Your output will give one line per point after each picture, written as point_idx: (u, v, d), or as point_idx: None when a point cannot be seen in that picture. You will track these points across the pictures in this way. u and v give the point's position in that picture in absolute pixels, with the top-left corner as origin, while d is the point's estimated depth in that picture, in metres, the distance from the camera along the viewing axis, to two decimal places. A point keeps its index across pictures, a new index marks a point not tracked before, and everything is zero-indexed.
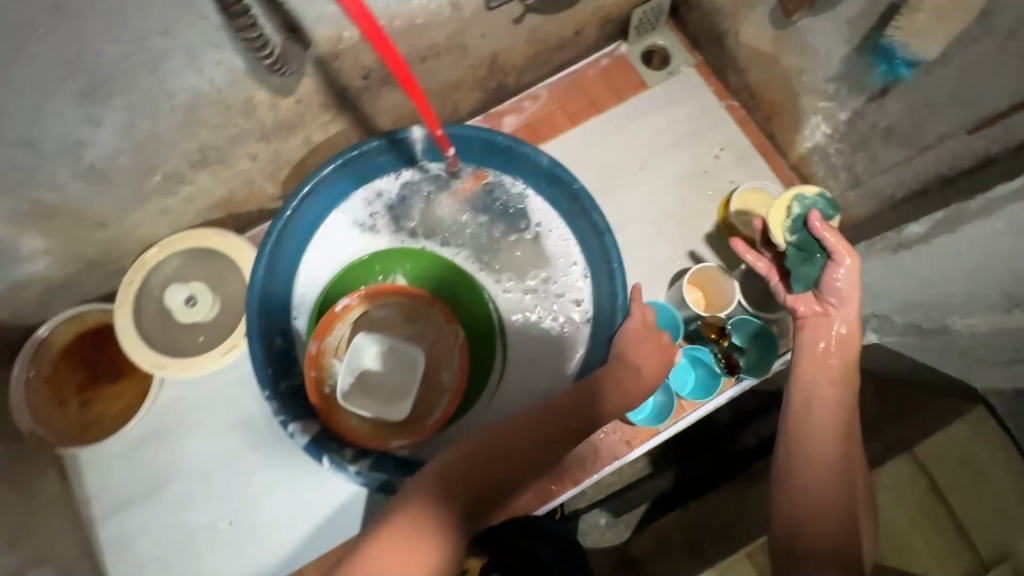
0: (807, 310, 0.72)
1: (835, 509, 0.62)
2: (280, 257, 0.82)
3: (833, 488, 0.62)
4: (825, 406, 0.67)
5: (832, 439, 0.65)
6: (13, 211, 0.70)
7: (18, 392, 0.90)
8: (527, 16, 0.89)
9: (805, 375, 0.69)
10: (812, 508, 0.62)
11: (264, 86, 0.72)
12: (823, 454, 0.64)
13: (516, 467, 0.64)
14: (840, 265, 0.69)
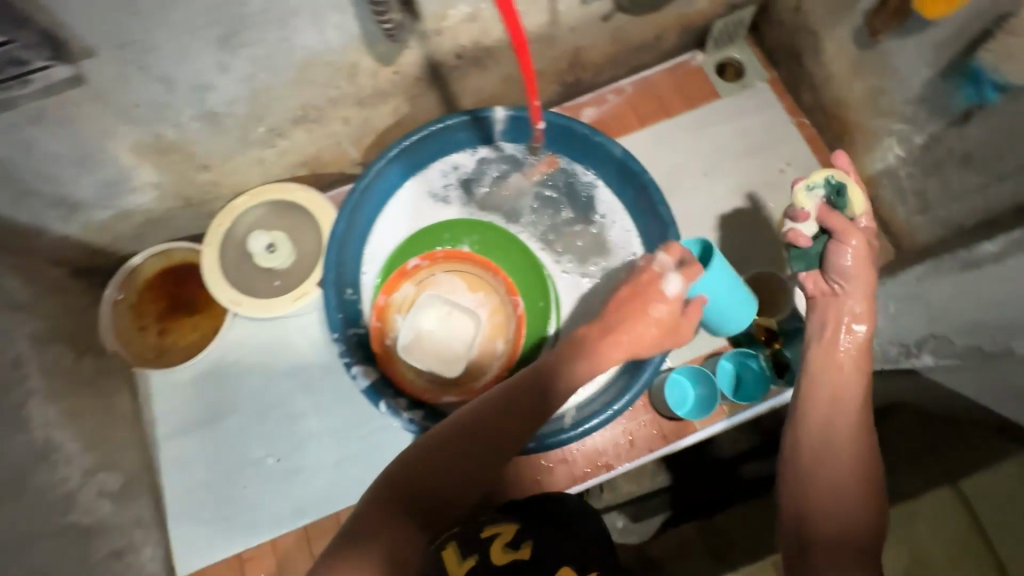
0: (816, 289, 0.73)
1: (851, 501, 0.60)
2: (360, 214, 0.88)
3: (835, 470, 0.62)
4: (840, 400, 0.66)
5: (849, 433, 0.64)
6: (138, 143, 0.77)
7: (107, 314, 0.99)
8: (615, 14, 0.93)
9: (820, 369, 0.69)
10: (823, 500, 0.61)
11: (370, 54, 0.78)
12: (836, 446, 0.63)
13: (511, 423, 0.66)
14: (846, 245, 0.70)
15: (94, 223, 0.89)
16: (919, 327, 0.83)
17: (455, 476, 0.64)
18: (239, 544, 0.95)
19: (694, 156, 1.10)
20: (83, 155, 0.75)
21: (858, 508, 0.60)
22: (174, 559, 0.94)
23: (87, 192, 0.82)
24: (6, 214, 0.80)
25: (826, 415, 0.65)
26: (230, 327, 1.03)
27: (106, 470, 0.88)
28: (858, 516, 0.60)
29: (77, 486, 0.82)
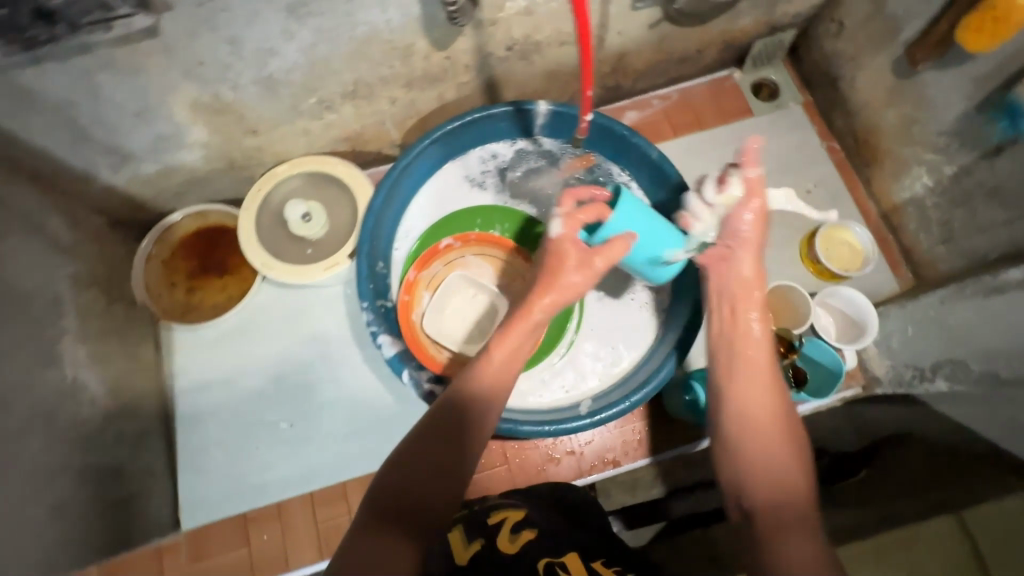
0: (712, 253, 0.79)
1: (781, 463, 0.64)
2: (398, 191, 0.91)
3: (759, 448, 0.65)
4: (750, 368, 0.71)
5: (763, 399, 0.68)
6: (195, 102, 0.80)
7: (140, 267, 1.02)
8: (662, 23, 0.96)
9: (727, 343, 0.75)
10: (757, 469, 0.64)
11: (426, 37, 0.81)
12: (754, 414, 0.67)
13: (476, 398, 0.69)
14: (746, 210, 0.76)
15: (140, 176, 0.92)
16: (936, 352, 0.85)
17: (442, 468, 0.62)
18: (244, 504, 0.96)
19: (724, 169, 1.13)
20: (143, 106, 0.78)
21: (789, 469, 0.63)
22: (180, 512, 0.96)
23: (139, 144, 0.85)
24: (60, 157, 0.82)
25: (740, 389, 0.70)
26: (257, 291, 1.06)
27: (126, 417, 0.90)
28: (791, 478, 0.62)
29: (98, 428, 0.84)
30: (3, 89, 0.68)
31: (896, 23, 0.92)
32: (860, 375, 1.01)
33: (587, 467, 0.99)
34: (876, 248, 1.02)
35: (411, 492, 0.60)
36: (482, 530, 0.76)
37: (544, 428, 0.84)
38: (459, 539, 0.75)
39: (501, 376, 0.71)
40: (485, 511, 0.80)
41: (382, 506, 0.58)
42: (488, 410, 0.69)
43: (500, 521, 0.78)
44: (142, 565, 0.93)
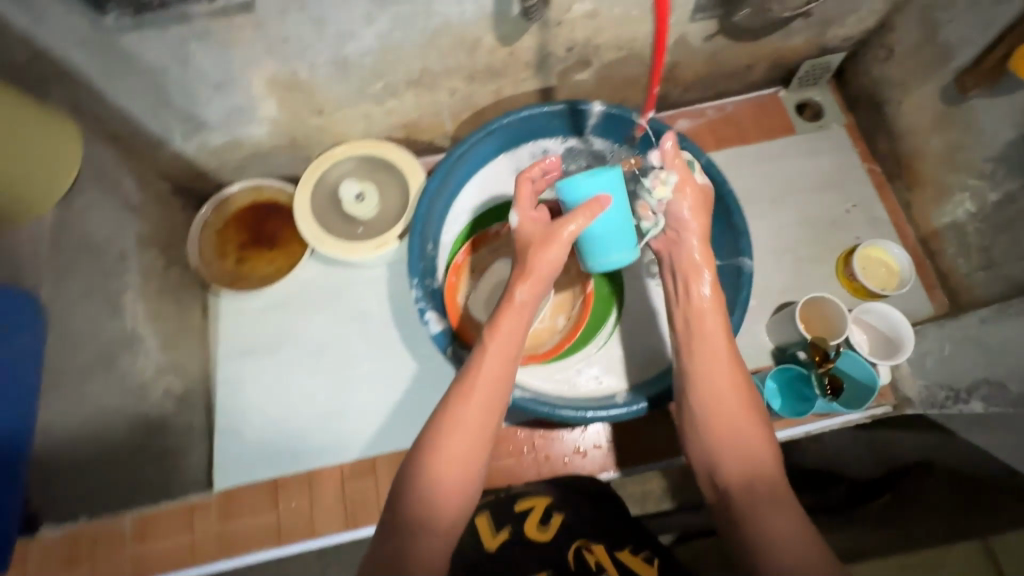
0: (663, 243, 0.82)
1: (750, 446, 0.67)
2: (452, 177, 0.96)
3: (728, 429, 0.69)
4: (712, 353, 0.74)
5: (727, 385, 0.71)
6: (273, 78, 0.85)
7: (196, 233, 1.06)
8: (717, 37, 0.99)
9: (689, 329, 0.77)
10: (729, 455, 0.68)
11: (495, 32, 0.85)
12: (721, 401, 0.71)
13: (474, 385, 0.70)
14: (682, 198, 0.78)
15: (209, 145, 0.97)
16: (975, 371, 0.86)
17: (451, 460, 0.65)
18: (277, 469, 0.99)
19: (764, 183, 1.15)
20: (224, 78, 0.82)
21: (758, 451, 0.67)
22: (215, 472, 0.99)
23: (214, 115, 0.89)
24: (140, 120, 0.87)
25: (706, 376, 0.73)
26: (304, 266, 1.09)
27: (174, 373, 0.93)
28: (759, 458, 0.66)
29: (151, 379, 0.87)
30: (104, 51, 0.73)
31: (948, 51, 0.94)
32: (891, 394, 1.01)
33: (613, 461, 1.00)
34: (914, 270, 1.03)
35: (424, 490, 0.64)
36: (509, 517, 0.80)
37: (582, 414, 0.86)
38: (488, 525, 0.79)
39: (497, 364, 0.71)
40: (511, 498, 0.84)
41: (402, 513, 0.63)
42: (489, 396, 0.69)
43: (527, 508, 0.82)
44: (174, 520, 0.95)
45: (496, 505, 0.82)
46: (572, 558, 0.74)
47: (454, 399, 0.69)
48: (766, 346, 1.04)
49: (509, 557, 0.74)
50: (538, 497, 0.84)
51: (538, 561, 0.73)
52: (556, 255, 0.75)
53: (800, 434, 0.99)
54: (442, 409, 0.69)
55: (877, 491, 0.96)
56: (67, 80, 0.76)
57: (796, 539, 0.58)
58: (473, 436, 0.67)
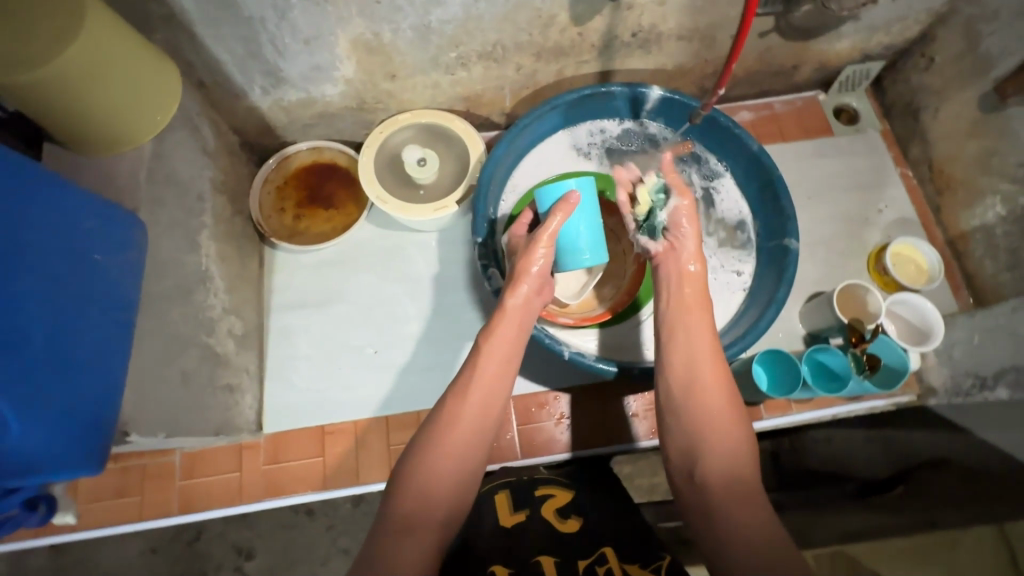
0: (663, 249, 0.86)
1: (726, 441, 0.66)
2: (515, 147, 1.02)
3: (709, 424, 0.67)
4: (693, 349, 0.74)
5: (709, 381, 0.70)
6: (358, 38, 0.89)
7: (257, 188, 1.10)
8: (771, 34, 1.05)
9: (675, 328, 0.77)
10: (707, 449, 0.66)
11: (570, 11, 0.90)
12: (700, 395, 0.70)
13: (470, 384, 0.71)
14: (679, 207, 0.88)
15: (283, 101, 1.01)
16: (1002, 360, 0.93)
17: (445, 457, 0.65)
18: (323, 418, 1.03)
19: (802, 179, 1.20)
20: (315, 33, 0.87)
21: (736, 446, 0.65)
22: (264, 416, 1.02)
23: (297, 70, 0.94)
24: (228, 69, 0.91)
25: (687, 372, 0.72)
26: (359, 227, 1.13)
27: (236, 315, 0.97)
28: (736, 455, 0.65)
29: (218, 316, 0.90)
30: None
31: (989, 61, 1.00)
32: (916, 384, 1.07)
33: (649, 430, 1.03)
34: (942, 269, 1.08)
35: (418, 485, 0.63)
36: (527, 500, 0.76)
37: (592, 363, 0.91)
38: (506, 504, 0.76)
39: (497, 367, 0.73)
40: (531, 483, 0.80)
41: (398, 511, 0.62)
42: (485, 397, 0.71)
43: (545, 497, 0.78)
44: (223, 456, 0.99)
45: (516, 487, 0.79)
46: (582, 568, 0.66)
47: (449, 398, 0.70)
48: (799, 332, 1.09)
49: (521, 538, 0.69)
50: (555, 492, 0.78)
51: (547, 544, 0.69)
52: (545, 257, 0.83)
53: (830, 416, 1.06)
54: (439, 407, 0.70)
55: (889, 484, 0.99)
56: (171, 23, 0.79)
57: (768, 536, 0.57)
58: (468, 437, 0.67)
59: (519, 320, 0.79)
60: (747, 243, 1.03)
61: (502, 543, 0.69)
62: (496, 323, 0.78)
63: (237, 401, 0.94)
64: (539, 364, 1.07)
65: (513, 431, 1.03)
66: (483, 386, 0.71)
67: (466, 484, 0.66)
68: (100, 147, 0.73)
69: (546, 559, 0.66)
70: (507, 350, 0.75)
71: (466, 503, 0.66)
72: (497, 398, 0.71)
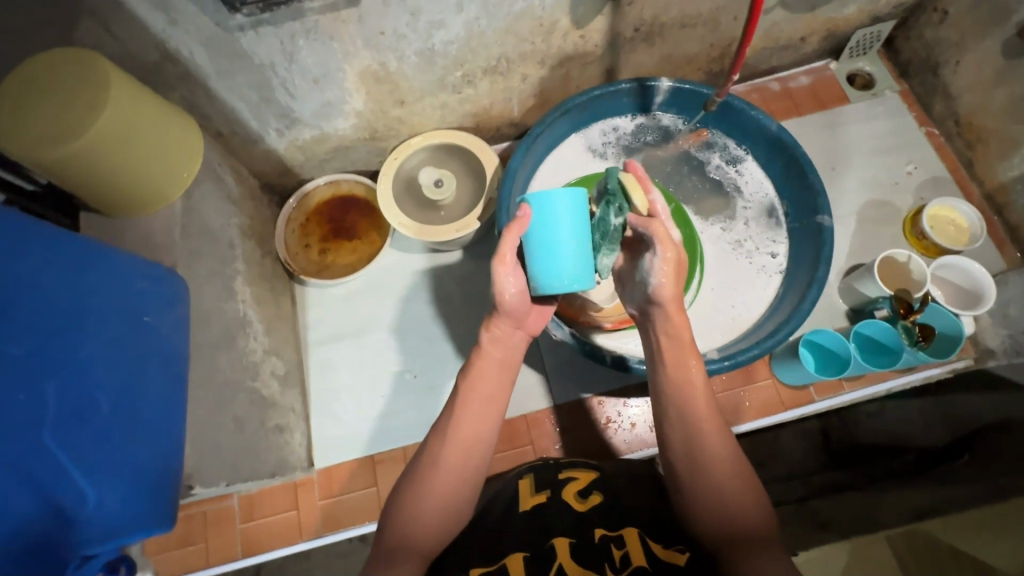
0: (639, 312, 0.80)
1: (729, 492, 0.64)
2: (530, 156, 1.01)
3: (703, 467, 0.66)
4: (688, 407, 0.69)
5: (702, 424, 0.68)
6: (366, 70, 0.90)
7: (282, 228, 1.12)
8: (775, 9, 1.03)
9: (669, 384, 0.72)
10: (709, 489, 0.65)
11: (570, 15, 0.90)
12: (693, 441, 0.67)
13: (451, 428, 0.70)
14: (661, 256, 0.74)
15: (298, 140, 1.03)
16: None
17: (440, 480, 0.67)
18: (372, 447, 1.04)
19: (824, 150, 1.17)
20: (323, 71, 0.88)
21: (740, 500, 0.63)
22: (313, 451, 1.04)
23: (308, 109, 0.95)
24: (243, 117, 0.93)
25: (678, 417, 0.70)
26: (384, 254, 1.14)
27: (277, 356, 0.98)
28: (742, 508, 0.63)
29: (260, 358, 0.92)
30: (224, 51, 0.79)
31: (1009, 6, 0.96)
32: (972, 347, 1.04)
33: (631, 443, 1.01)
34: (984, 226, 1.05)
35: (403, 523, 0.65)
36: (550, 482, 0.78)
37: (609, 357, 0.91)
38: (529, 487, 0.78)
39: (486, 391, 0.73)
40: (556, 465, 0.81)
41: (386, 542, 0.64)
42: (467, 438, 0.69)
43: (569, 478, 0.78)
44: (279, 495, 1.00)
45: (542, 471, 0.81)
46: (599, 538, 0.67)
47: (432, 440, 0.70)
48: (840, 308, 1.06)
49: (541, 521, 0.70)
50: (581, 471, 0.79)
51: (564, 527, 0.69)
52: (515, 281, 0.74)
53: (883, 391, 1.05)
54: (424, 451, 0.70)
55: (953, 453, 0.94)
56: (187, 79, 0.82)
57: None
58: (456, 475, 0.68)
59: (502, 366, 0.76)
60: (778, 225, 1.01)
61: (514, 531, 0.69)
62: (476, 364, 0.75)
63: (287, 440, 0.95)
64: (577, 372, 1.06)
65: (558, 443, 1.02)
66: (468, 428, 0.70)
67: (460, 500, 0.68)
68: (137, 207, 0.74)
69: (560, 539, 0.67)
70: (491, 391, 0.73)
71: (460, 522, 0.68)
72: (478, 441, 0.70)
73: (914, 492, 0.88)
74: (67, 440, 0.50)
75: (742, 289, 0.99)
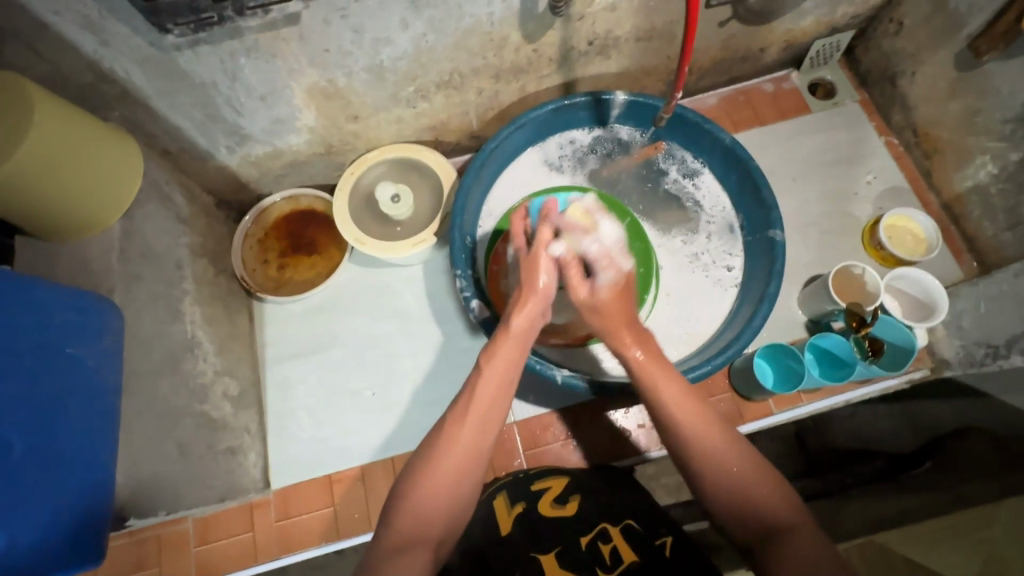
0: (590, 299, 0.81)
1: (740, 480, 0.62)
2: (485, 171, 1.01)
3: (705, 459, 0.64)
4: (669, 407, 0.68)
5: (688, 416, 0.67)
6: (315, 87, 0.89)
7: (238, 244, 1.10)
8: (731, 21, 1.03)
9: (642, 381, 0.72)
10: (718, 477, 0.63)
11: (520, 30, 0.89)
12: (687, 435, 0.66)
13: (469, 406, 0.69)
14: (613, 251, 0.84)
15: (251, 156, 1.01)
16: (1013, 327, 0.92)
17: (452, 461, 0.65)
18: (330, 467, 1.02)
19: (784, 162, 1.17)
20: (269, 89, 0.87)
21: (752, 485, 0.61)
22: (269, 472, 1.02)
23: (258, 126, 0.94)
24: (190, 135, 0.91)
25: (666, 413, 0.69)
26: (343, 269, 1.13)
27: (230, 376, 0.96)
28: (758, 495, 0.60)
29: (211, 381, 0.90)
30: (164, 70, 0.78)
31: (959, 19, 0.97)
32: (928, 358, 1.03)
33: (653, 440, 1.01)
34: (940, 236, 1.05)
35: (415, 507, 0.62)
36: (524, 494, 0.82)
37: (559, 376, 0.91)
38: (505, 505, 0.81)
39: (506, 366, 0.72)
40: (528, 478, 0.86)
41: (397, 531, 0.61)
42: (483, 417, 0.68)
43: (544, 489, 0.83)
44: (234, 517, 0.98)
45: (514, 485, 0.84)
46: (585, 544, 0.73)
47: (448, 421, 0.68)
48: (799, 319, 1.06)
49: (523, 535, 0.75)
50: (555, 478, 0.85)
51: (546, 541, 0.75)
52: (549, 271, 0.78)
53: (844, 401, 1.02)
54: (437, 430, 0.68)
55: (918, 460, 0.92)
56: (126, 98, 0.80)
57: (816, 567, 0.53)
58: (468, 455, 0.66)
59: (520, 344, 0.75)
60: (735, 238, 1.01)
61: (500, 551, 0.73)
62: (496, 346, 0.74)
63: (239, 462, 0.94)
64: (536, 387, 1.05)
65: (518, 460, 1.01)
66: (483, 405, 0.69)
67: (466, 485, 0.65)
68: (81, 229, 0.73)
69: (546, 557, 0.72)
70: (510, 368, 0.72)
71: (464, 511, 0.65)
72: (496, 416, 0.69)
73: (878, 502, 0.87)
74: None
75: (698, 302, 0.99)
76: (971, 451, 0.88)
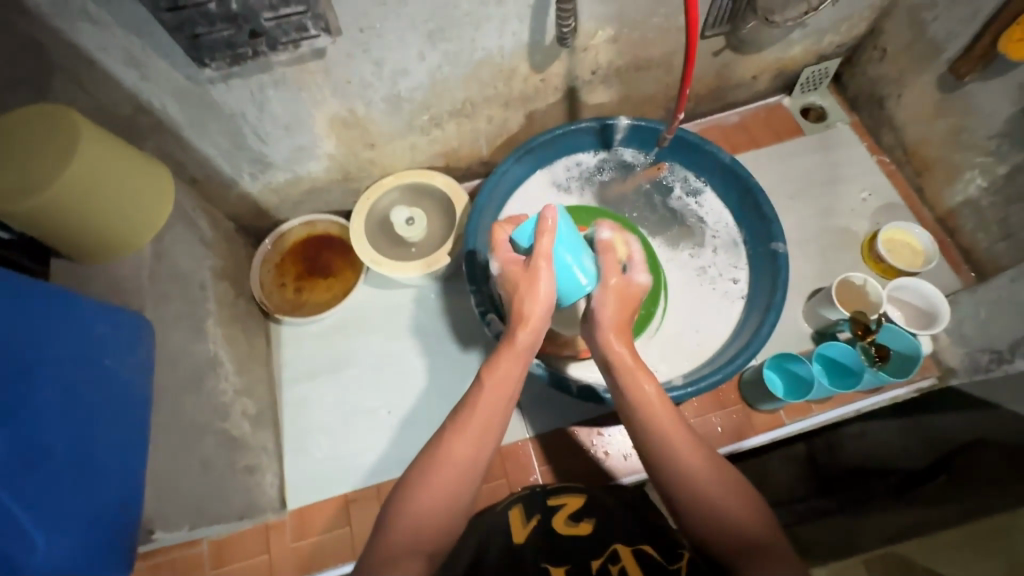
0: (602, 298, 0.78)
1: (721, 510, 0.62)
2: (496, 193, 1.06)
3: (693, 480, 0.64)
4: (661, 429, 0.68)
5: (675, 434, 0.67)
6: (336, 116, 0.95)
7: (256, 268, 1.13)
8: (724, 51, 1.09)
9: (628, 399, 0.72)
10: (700, 507, 0.63)
11: (528, 61, 0.95)
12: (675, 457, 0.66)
13: (468, 420, 0.69)
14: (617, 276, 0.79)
15: (272, 183, 1.06)
16: (1016, 331, 0.94)
17: (444, 480, 0.66)
18: (347, 487, 1.03)
19: (783, 181, 1.22)
20: (293, 119, 0.92)
21: (733, 514, 0.61)
22: (286, 492, 1.02)
23: (280, 153, 0.99)
24: (216, 162, 0.96)
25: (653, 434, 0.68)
26: (359, 291, 1.16)
27: (248, 396, 0.98)
28: (737, 525, 0.61)
29: (231, 399, 0.91)
30: (197, 102, 0.84)
31: (938, 44, 1.03)
32: (935, 366, 1.07)
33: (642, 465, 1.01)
34: (937, 247, 1.09)
35: (412, 514, 0.64)
36: (539, 509, 0.82)
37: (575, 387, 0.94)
38: (519, 517, 0.81)
39: (501, 384, 0.72)
40: (545, 492, 0.85)
41: (390, 541, 0.62)
42: (476, 434, 0.68)
43: (559, 505, 0.82)
44: (250, 539, 0.97)
45: (529, 499, 0.84)
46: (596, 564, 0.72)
47: (446, 433, 0.68)
48: (805, 332, 1.09)
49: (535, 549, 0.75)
50: (570, 495, 0.84)
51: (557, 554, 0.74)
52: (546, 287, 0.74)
53: (853, 412, 1.05)
54: (435, 440, 0.69)
55: (931, 474, 0.90)
56: (159, 128, 0.85)
57: None
58: (463, 469, 0.67)
59: (519, 360, 0.74)
60: (738, 252, 1.05)
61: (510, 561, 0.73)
62: (497, 361, 0.73)
63: (256, 480, 0.95)
64: (550, 403, 1.07)
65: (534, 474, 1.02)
66: (481, 418, 0.69)
67: (458, 504, 0.66)
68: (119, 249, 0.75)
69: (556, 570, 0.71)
70: (504, 387, 0.72)
71: (457, 526, 0.66)
72: (490, 438, 0.69)
73: (894, 514, 0.85)
74: (20, 488, 0.51)
75: (707, 315, 1.02)
76: (979, 459, 0.86)
